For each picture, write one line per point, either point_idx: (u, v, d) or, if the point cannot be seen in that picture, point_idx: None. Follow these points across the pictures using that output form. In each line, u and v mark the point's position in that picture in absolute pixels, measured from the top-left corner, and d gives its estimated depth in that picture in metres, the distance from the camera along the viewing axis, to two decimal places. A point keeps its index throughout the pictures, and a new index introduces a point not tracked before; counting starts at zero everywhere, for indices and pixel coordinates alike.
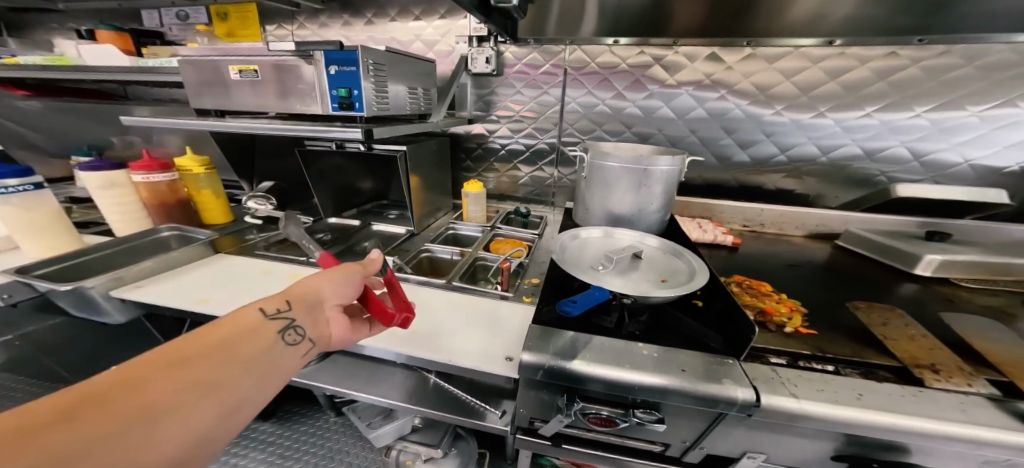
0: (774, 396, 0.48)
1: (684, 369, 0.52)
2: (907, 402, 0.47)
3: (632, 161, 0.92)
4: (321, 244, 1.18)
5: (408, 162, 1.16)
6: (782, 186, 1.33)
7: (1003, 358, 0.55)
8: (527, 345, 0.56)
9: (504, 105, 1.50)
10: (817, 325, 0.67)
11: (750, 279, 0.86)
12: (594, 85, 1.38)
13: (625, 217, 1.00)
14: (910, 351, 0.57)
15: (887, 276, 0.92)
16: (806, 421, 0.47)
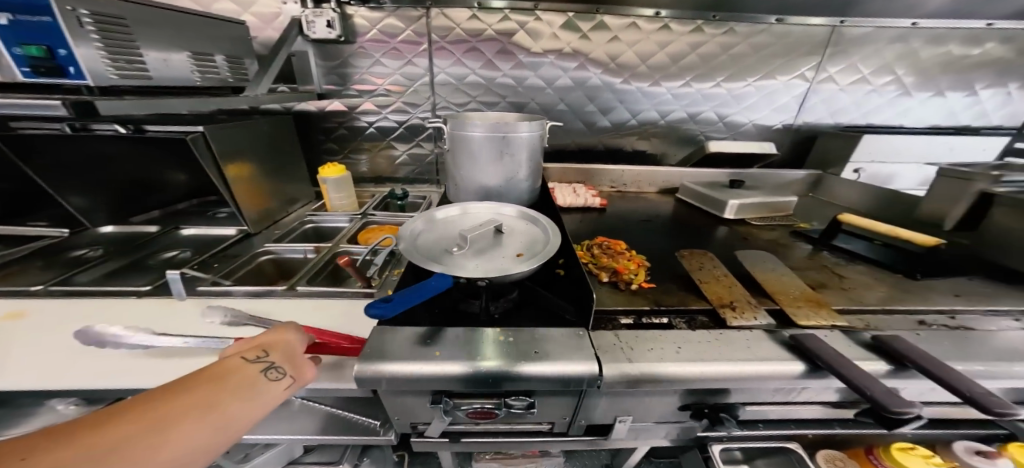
0: (612, 365, 0.53)
1: (537, 351, 0.54)
2: (712, 348, 0.56)
3: (493, 128, 0.88)
4: (88, 263, 0.89)
5: (215, 145, 0.90)
6: (637, 147, 1.50)
7: (775, 287, 0.71)
8: (374, 355, 0.52)
9: (363, 78, 1.28)
10: (655, 278, 0.78)
11: (609, 239, 0.95)
12: (462, 55, 1.27)
13: (494, 189, 0.97)
14: (718, 292, 0.70)
15: (709, 222, 1.12)
16: (639, 381, 0.53)
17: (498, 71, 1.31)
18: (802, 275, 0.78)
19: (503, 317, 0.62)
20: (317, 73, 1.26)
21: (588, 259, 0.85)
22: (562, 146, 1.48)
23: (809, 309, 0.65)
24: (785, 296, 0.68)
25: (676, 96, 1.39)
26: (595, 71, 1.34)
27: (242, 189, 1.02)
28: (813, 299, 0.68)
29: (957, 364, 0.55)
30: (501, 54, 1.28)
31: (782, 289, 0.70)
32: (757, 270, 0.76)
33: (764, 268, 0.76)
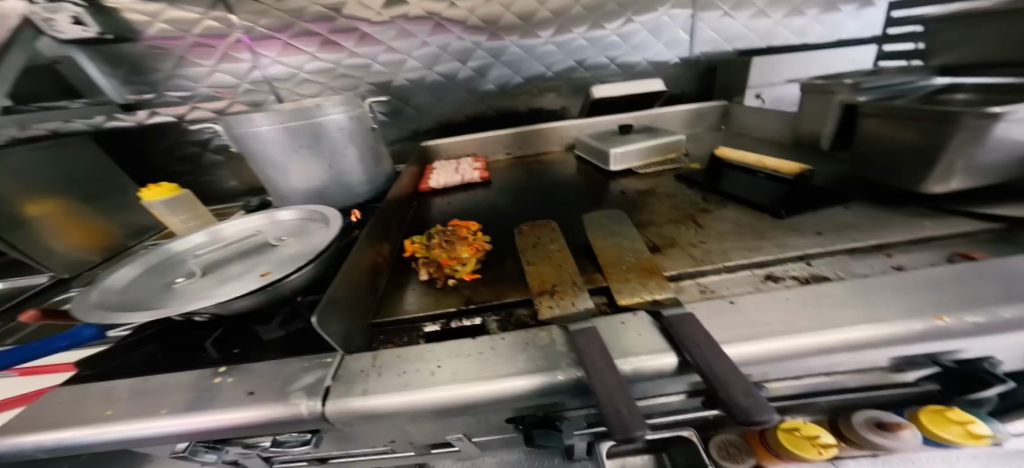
0: (332, 403, 0.41)
1: (251, 392, 0.43)
2: (480, 360, 0.45)
3: (285, 117, 0.68)
4: None
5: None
6: (532, 106, 1.34)
7: (608, 256, 0.59)
8: (49, 421, 0.43)
9: (175, 81, 1.11)
10: (487, 266, 0.66)
11: (461, 221, 0.82)
12: (290, 39, 1.10)
13: (321, 190, 0.79)
14: (542, 275, 0.58)
15: (597, 181, 0.99)
16: (378, 417, 0.42)
17: (342, 51, 1.13)
18: (653, 233, 0.66)
19: (248, 349, 0.51)
20: (109, 84, 1.10)
21: (421, 253, 0.72)
22: (446, 119, 1.32)
23: (636, 281, 0.54)
24: (616, 269, 0.56)
25: (556, 46, 1.23)
26: (456, 32, 1.17)
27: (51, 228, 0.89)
28: (649, 266, 0.56)
29: (794, 339, 0.40)
30: (338, 33, 1.11)
31: (617, 259, 0.58)
32: (598, 237, 0.63)
33: (607, 234, 0.64)
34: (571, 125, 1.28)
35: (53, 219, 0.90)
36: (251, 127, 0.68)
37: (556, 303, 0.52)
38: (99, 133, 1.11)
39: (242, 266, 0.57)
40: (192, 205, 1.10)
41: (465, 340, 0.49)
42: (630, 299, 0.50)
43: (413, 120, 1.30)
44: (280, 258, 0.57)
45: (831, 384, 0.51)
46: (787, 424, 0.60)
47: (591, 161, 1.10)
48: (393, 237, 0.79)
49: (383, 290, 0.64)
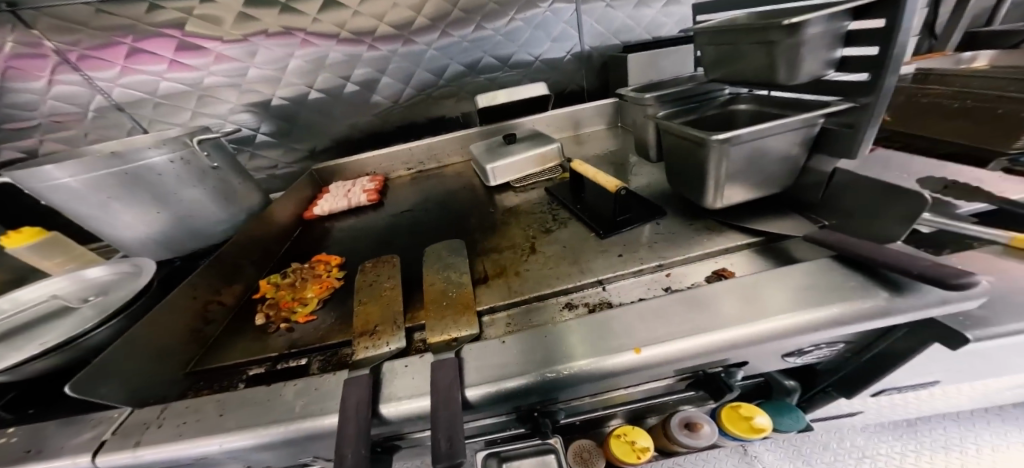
0: (108, 456, 0.42)
1: (29, 449, 0.44)
2: (265, 401, 0.46)
3: (88, 168, 0.64)
4: None
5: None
6: (432, 115, 1.32)
7: (434, 287, 0.60)
8: None
9: (7, 114, 0.99)
10: (328, 305, 0.66)
11: (325, 255, 0.82)
12: (127, 62, 1.01)
13: (161, 236, 0.75)
14: (368, 314, 0.58)
15: (481, 197, 1.00)
16: (157, 466, 0.43)
17: (194, 70, 1.06)
18: (491, 261, 0.67)
19: (44, 407, 0.52)
20: None
21: (270, 295, 0.71)
22: (342, 137, 1.28)
23: (450, 321, 0.54)
24: (437, 303, 0.57)
25: (440, 50, 1.21)
26: (326, 44, 1.12)
27: None
28: (467, 300, 0.57)
29: (534, 375, 0.43)
30: (183, 50, 1.03)
31: (442, 293, 0.59)
32: (431, 269, 0.64)
33: (440, 265, 0.65)
34: (469, 134, 1.27)
35: None
36: (52, 182, 0.63)
37: (369, 347, 0.52)
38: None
39: (25, 336, 0.57)
40: (73, 247, 0.94)
41: (265, 384, 0.49)
42: (439, 338, 0.51)
43: (305, 139, 1.25)
44: (72, 322, 0.57)
45: (638, 396, 0.55)
46: (616, 430, 0.60)
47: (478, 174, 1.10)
48: (245, 279, 0.75)
49: (217, 337, 0.63)
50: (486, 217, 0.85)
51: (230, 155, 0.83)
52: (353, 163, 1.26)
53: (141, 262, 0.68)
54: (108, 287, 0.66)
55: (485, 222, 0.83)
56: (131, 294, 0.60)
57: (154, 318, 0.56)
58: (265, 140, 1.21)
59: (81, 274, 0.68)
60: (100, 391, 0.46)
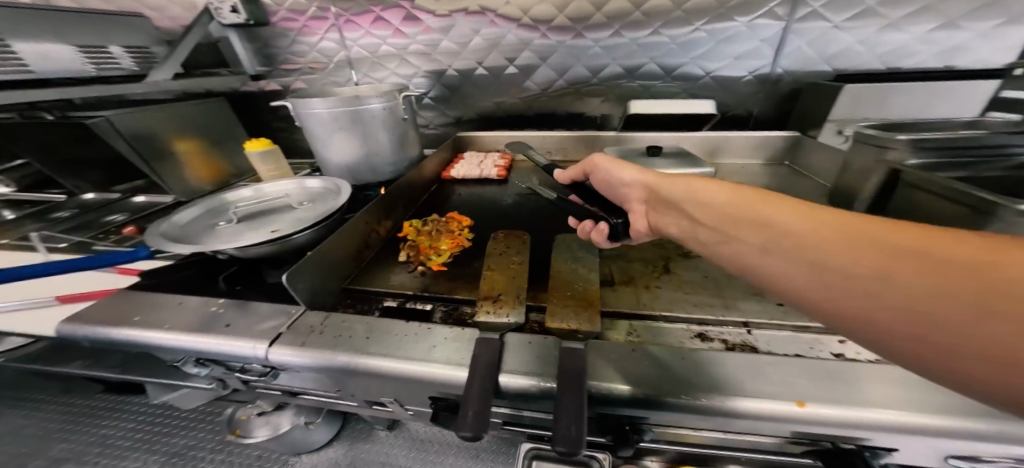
0: (281, 348, 0.53)
1: (225, 325, 0.56)
2: (402, 343, 0.52)
3: (333, 103, 0.82)
4: (53, 219, 1.04)
5: (122, 129, 0.95)
6: (573, 109, 1.33)
7: (558, 277, 0.61)
8: (87, 314, 0.58)
9: (285, 58, 1.30)
10: (456, 261, 0.73)
11: (458, 215, 0.90)
12: (369, 27, 1.24)
13: (354, 166, 0.93)
14: (494, 282, 0.63)
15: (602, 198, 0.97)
16: (313, 365, 0.53)
17: (407, 38, 1.25)
18: (617, 267, 0.66)
19: (241, 289, 0.64)
20: (246, 57, 1.29)
21: (410, 237, 0.81)
22: (489, 116, 1.39)
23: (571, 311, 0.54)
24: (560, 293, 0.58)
25: (603, 50, 1.21)
26: (508, 26, 1.21)
27: (190, 162, 1.15)
28: (591, 297, 0.56)
29: (670, 390, 0.43)
30: (407, 20, 1.22)
31: (571, 283, 0.60)
32: (558, 259, 0.65)
33: (571, 258, 0.65)
34: (603, 135, 1.25)
35: (191, 156, 1.15)
36: (308, 109, 0.82)
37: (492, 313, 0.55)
38: (232, 93, 1.35)
39: (261, 223, 0.69)
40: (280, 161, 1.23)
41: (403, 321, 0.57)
42: (558, 325, 0.50)
43: (457, 109, 1.38)
44: (292, 219, 0.70)
45: (729, 442, 0.49)
46: None
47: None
48: (395, 216, 0.87)
49: (368, 260, 0.75)
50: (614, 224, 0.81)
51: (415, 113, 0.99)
52: (488, 137, 1.36)
53: (338, 182, 0.79)
54: (314, 196, 0.78)
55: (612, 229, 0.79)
56: (334, 208, 0.69)
57: (337, 240, 0.65)
58: (428, 103, 1.38)
59: (302, 181, 0.81)
60: (297, 289, 0.55)
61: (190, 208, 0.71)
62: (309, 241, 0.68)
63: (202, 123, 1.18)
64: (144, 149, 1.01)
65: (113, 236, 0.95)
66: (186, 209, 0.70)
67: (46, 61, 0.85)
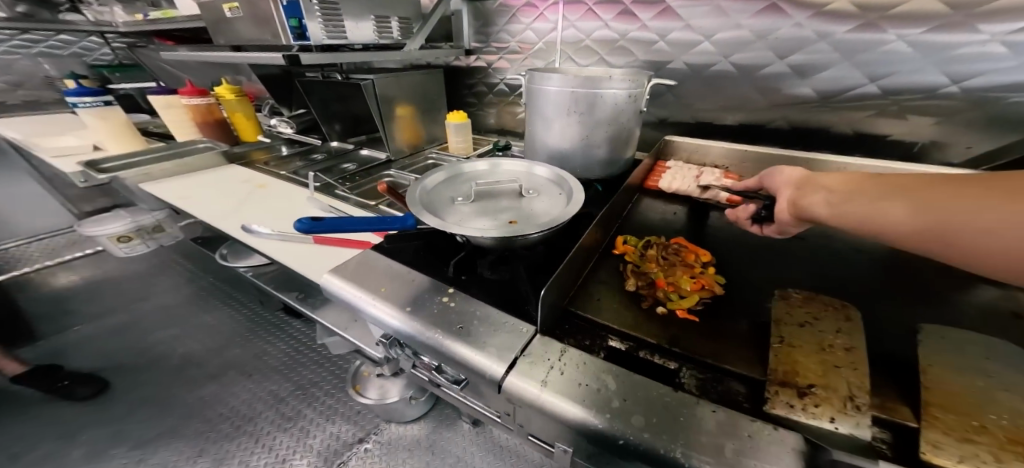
0: (522, 379, 0.44)
1: (462, 326, 0.50)
2: (677, 429, 0.38)
3: (576, 82, 0.71)
4: (312, 162, 1.28)
5: (378, 92, 1.12)
6: (863, 129, 0.84)
7: (940, 391, 0.36)
8: (340, 269, 0.59)
9: (499, 35, 1.25)
10: (708, 311, 0.54)
11: (690, 243, 0.68)
12: (594, 5, 1.03)
13: (567, 155, 0.83)
14: (796, 366, 0.42)
15: (956, 271, 0.56)
16: (549, 412, 0.43)
17: (634, 22, 0.99)
18: None
19: (471, 279, 0.58)
20: (467, 31, 1.30)
21: (631, 258, 0.66)
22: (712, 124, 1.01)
23: (990, 458, 0.31)
24: (948, 417, 0.34)
25: (1007, 47, 0.67)
26: (797, 16, 0.80)
27: (401, 126, 1.27)
28: None
29: None
30: (641, 2, 0.96)
31: (970, 406, 0.34)
32: (928, 358, 0.38)
33: (964, 365, 0.37)
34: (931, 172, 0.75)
35: (405, 120, 1.27)
36: (545, 85, 0.75)
37: (801, 410, 0.38)
38: (445, 67, 1.42)
39: (500, 207, 0.63)
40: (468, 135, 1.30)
41: (660, 384, 0.43)
42: (943, 460, 0.32)
43: (666, 108, 1.05)
44: (524, 213, 0.62)
45: None
46: None
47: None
48: (609, 230, 0.72)
49: (586, 274, 0.63)
50: (1008, 320, 0.47)
51: None
52: (704, 148, 0.98)
53: (566, 176, 0.70)
54: (542, 188, 0.69)
55: (1014, 332, 0.45)
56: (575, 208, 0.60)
57: (576, 252, 0.56)
58: None
59: (530, 165, 0.74)
60: (543, 304, 0.47)
61: (435, 173, 0.69)
62: (541, 241, 0.61)
63: (421, 92, 1.28)
64: (385, 112, 1.18)
65: (349, 182, 1.10)
66: (435, 172, 0.68)
67: (353, 31, 1.01)
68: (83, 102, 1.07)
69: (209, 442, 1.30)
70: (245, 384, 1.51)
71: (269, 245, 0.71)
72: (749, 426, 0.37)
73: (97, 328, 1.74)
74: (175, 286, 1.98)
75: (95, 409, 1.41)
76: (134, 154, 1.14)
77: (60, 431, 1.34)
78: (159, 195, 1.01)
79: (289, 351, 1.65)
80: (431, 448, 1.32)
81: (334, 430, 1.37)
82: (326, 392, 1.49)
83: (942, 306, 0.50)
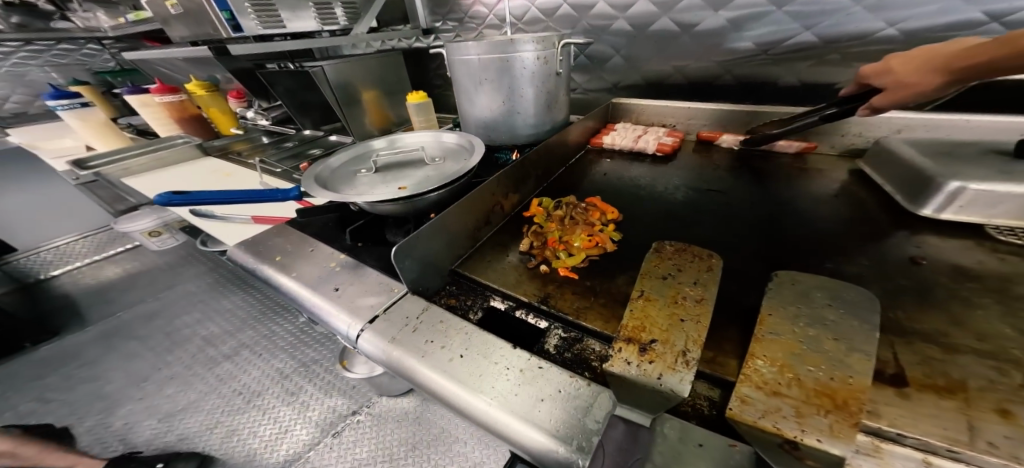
0: (375, 334, 0.46)
1: (338, 289, 0.52)
2: (501, 383, 0.38)
3: (483, 47, 0.69)
4: (284, 149, 1.32)
5: (331, 79, 1.11)
6: (810, 78, 0.80)
7: (770, 346, 0.32)
8: (246, 242, 0.62)
9: (452, 11, 1.22)
10: (591, 269, 0.53)
11: (602, 202, 0.66)
12: None
13: (491, 124, 0.80)
14: (642, 320, 0.38)
15: (880, 216, 0.53)
16: (397, 367, 0.43)
17: None
18: (912, 353, 0.33)
19: (366, 247, 0.60)
20: (421, 12, 1.29)
21: (537, 219, 0.64)
22: (664, 85, 0.96)
23: (790, 412, 0.28)
24: (767, 370, 0.31)
25: None
26: None
27: (369, 110, 1.27)
28: (844, 400, 0.27)
29: None
30: None
31: (791, 359, 0.31)
32: (772, 309, 0.35)
33: (808, 315, 0.34)
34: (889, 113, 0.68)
35: (371, 103, 1.27)
36: (459, 55, 0.72)
37: (635, 366, 0.33)
38: (406, 50, 1.39)
39: (403, 174, 0.64)
40: (430, 114, 1.24)
41: (507, 342, 0.42)
42: (747, 414, 0.28)
43: (618, 73, 1.01)
44: (420, 177, 0.62)
45: None
46: None
47: (890, 187, 0.56)
48: (523, 192, 0.71)
49: (486, 238, 0.62)
50: (905, 265, 0.44)
51: (571, 66, 0.79)
52: (652, 106, 0.93)
53: (475, 139, 0.70)
54: (449, 154, 0.70)
55: (906, 273, 0.43)
56: (461, 171, 0.61)
57: (457, 209, 0.55)
58: (582, 64, 1.05)
59: (440, 135, 0.75)
60: (403, 269, 0.47)
61: (343, 153, 0.71)
62: (437, 202, 0.62)
63: (378, 76, 1.25)
64: (342, 98, 1.16)
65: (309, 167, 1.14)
66: (341, 152, 0.70)
67: (292, 21, 1.05)
68: (60, 105, 1.18)
69: (224, 414, 1.23)
70: (257, 361, 1.41)
71: (208, 225, 0.76)
72: (564, 383, 0.37)
73: (128, 315, 1.68)
74: (201, 274, 1.93)
75: (133, 384, 1.34)
76: (119, 153, 1.24)
77: (103, 404, 1.29)
78: (135, 187, 1.09)
79: (296, 331, 1.54)
80: (420, 421, 1.18)
81: (331, 403, 1.24)
82: (326, 368, 1.36)
83: (837, 256, 0.47)
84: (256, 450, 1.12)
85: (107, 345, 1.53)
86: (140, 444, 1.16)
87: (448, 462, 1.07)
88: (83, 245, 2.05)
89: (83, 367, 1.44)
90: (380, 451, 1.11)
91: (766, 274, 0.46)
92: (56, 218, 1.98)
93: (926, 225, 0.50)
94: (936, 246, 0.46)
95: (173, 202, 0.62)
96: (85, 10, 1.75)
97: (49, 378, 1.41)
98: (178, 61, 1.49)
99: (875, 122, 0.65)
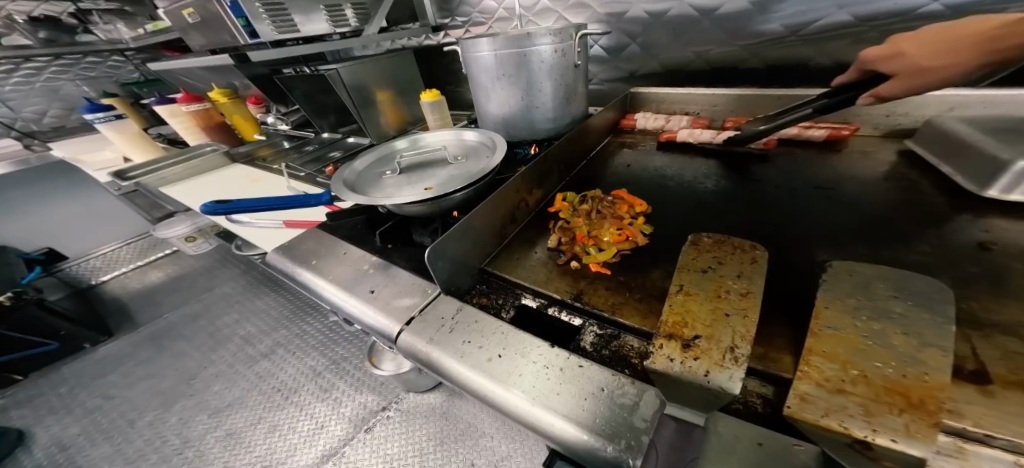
0: (412, 334, 0.46)
1: (372, 290, 0.53)
2: (542, 383, 0.37)
3: (498, 43, 0.68)
4: (305, 153, 1.33)
5: (346, 81, 1.11)
6: (845, 57, 0.75)
7: (832, 344, 0.30)
8: (280, 247, 0.64)
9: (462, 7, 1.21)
10: (624, 263, 0.52)
11: (628, 194, 0.65)
12: None
13: (510, 120, 0.79)
14: (684, 315, 0.37)
15: (939, 199, 0.50)
16: (437, 367, 0.43)
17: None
18: (991, 347, 0.31)
19: (396, 249, 0.60)
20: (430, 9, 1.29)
21: (563, 215, 0.63)
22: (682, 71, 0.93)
23: (857, 410, 0.26)
24: (827, 367, 0.29)
25: None
26: None
27: (386, 110, 1.28)
28: (922, 399, 0.25)
29: None
30: None
31: (853, 354, 0.29)
32: (828, 301, 0.34)
33: (868, 308, 0.32)
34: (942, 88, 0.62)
35: (387, 104, 1.28)
36: (475, 51, 0.72)
37: (680, 363, 0.32)
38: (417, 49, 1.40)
39: (426, 173, 0.64)
40: (444, 111, 1.23)
41: (544, 341, 0.42)
42: (808, 412, 0.27)
43: (635, 62, 0.98)
44: (444, 177, 0.62)
45: None
46: None
47: (949, 168, 0.53)
48: (546, 187, 0.70)
49: (512, 236, 0.62)
50: (972, 252, 0.41)
51: (589, 57, 0.78)
52: (675, 94, 0.90)
53: (495, 135, 0.69)
54: (472, 152, 0.70)
55: (974, 260, 0.40)
56: (485, 171, 0.60)
57: (485, 207, 0.54)
58: (597, 54, 1.02)
59: (462, 133, 0.75)
60: (437, 268, 0.47)
61: (367, 154, 0.71)
62: (464, 200, 0.62)
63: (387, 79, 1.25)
64: (358, 100, 1.17)
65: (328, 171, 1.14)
66: (366, 154, 0.70)
67: (305, 24, 1.07)
68: (96, 117, 1.23)
69: (265, 410, 1.27)
70: (293, 358, 1.45)
71: (249, 231, 0.78)
72: (607, 380, 0.36)
73: (172, 316, 1.76)
74: (232, 275, 2.00)
75: (183, 382, 1.41)
76: (155, 162, 1.29)
77: (159, 400, 1.35)
78: (171, 195, 1.13)
79: (325, 329, 1.57)
80: (446, 416, 1.20)
81: (362, 400, 1.28)
82: (356, 366, 1.39)
83: (894, 243, 0.45)
84: (296, 445, 1.16)
85: (156, 345, 1.60)
86: (195, 438, 1.21)
87: (476, 457, 1.08)
88: (127, 250, 2.13)
89: (137, 366, 1.51)
90: (411, 446, 1.12)
91: (816, 267, 0.44)
92: (97, 225, 2.07)
93: (990, 206, 0.47)
94: (1006, 231, 0.43)
95: (214, 211, 0.64)
96: (105, 22, 1.80)
97: (109, 376, 1.49)
98: (200, 70, 1.54)
99: (923, 100, 0.61)
